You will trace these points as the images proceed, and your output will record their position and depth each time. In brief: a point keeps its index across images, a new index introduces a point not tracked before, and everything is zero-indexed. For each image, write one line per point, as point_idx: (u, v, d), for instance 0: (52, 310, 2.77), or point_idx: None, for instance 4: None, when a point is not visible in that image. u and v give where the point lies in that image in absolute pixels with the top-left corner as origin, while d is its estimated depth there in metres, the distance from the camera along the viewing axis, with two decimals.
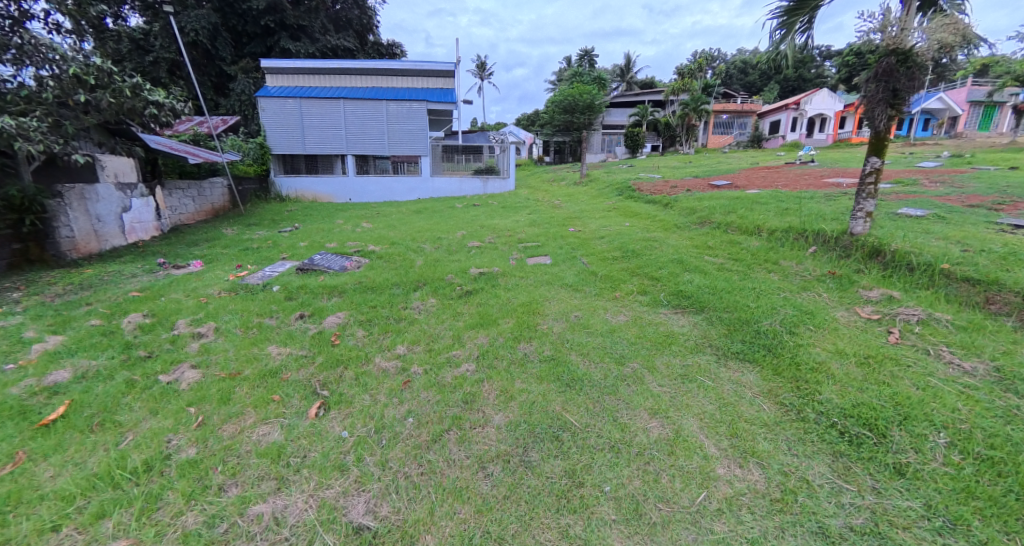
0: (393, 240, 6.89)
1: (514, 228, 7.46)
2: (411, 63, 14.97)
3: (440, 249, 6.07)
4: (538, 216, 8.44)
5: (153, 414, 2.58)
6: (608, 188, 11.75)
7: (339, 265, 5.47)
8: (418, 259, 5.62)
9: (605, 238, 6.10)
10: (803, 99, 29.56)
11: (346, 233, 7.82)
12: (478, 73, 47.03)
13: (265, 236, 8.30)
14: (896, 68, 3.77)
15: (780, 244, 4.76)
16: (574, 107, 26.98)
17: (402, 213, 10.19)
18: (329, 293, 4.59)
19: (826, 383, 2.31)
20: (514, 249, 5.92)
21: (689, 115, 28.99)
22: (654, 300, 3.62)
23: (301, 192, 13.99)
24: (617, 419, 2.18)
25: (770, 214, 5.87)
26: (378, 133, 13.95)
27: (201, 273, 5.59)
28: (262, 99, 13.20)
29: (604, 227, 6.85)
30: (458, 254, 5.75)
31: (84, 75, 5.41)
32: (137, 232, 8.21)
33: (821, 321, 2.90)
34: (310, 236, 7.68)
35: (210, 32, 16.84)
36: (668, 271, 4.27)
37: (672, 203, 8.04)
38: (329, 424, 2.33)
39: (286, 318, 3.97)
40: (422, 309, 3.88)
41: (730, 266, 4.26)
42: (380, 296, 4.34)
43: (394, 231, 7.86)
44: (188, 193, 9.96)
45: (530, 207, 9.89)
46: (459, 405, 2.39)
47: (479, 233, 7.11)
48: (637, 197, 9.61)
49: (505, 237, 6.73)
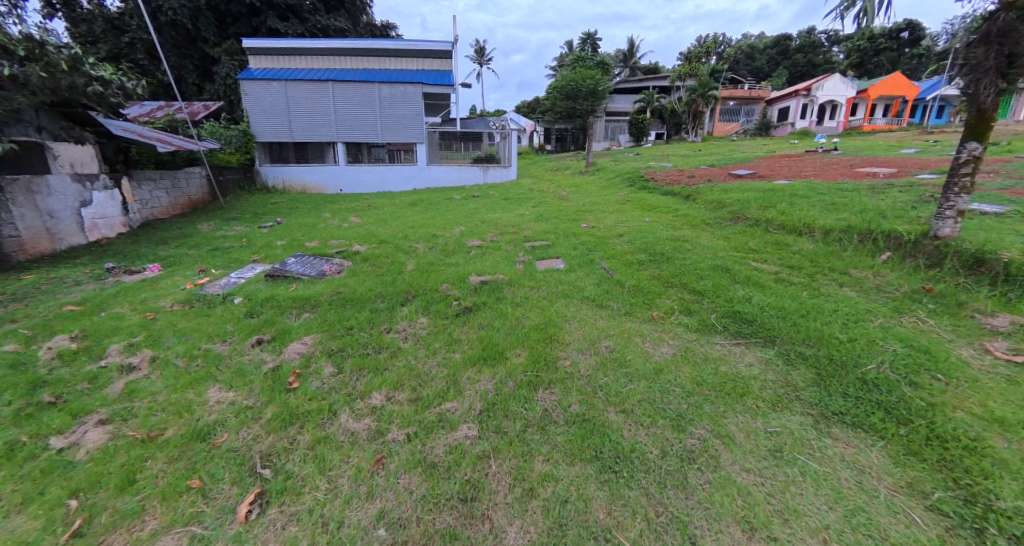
0: (383, 238, 6.09)
1: (519, 223, 6.67)
2: (404, 43, 13.96)
3: (435, 249, 5.28)
4: (544, 209, 7.62)
5: (18, 506, 1.81)
6: (619, 178, 10.90)
7: (316, 270, 4.68)
8: (409, 262, 4.83)
9: (624, 236, 5.32)
10: (815, 85, 28.61)
11: (331, 230, 7.02)
12: (478, 59, 45.83)
13: (242, 232, 7.49)
14: (1016, 26, 2.94)
15: (841, 247, 3.98)
16: (576, 93, 26.02)
17: (395, 205, 9.36)
18: (301, 309, 3.81)
19: (1001, 478, 1.56)
20: (520, 249, 5.14)
21: (696, 101, 28.02)
22: (705, 324, 2.84)
23: (288, 183, 13.11)
24: (696, 542, 1.44)
25: (817, 210, 5.07)
26: (369, 118, 13.00)
27: (156, 280, 4.80)
28: (244, 82, 12.22)
29: (621, 223, 6.05)
30: (456, 255, 4.99)
31: (10, 44, 4.50)
32: (100, 228, 7.42)
33: (948, 365, 2.13)
34: (292, 233, 6.89)
35: (190, 11, 15.88)
36: (711, 281, 3.47)
37: (693, 195, 7.25)
38: (264, 538, 1.58)
39: (242, 344, 3.19)
40: (411, 330, 3.12)
41: (788, 276, 3.47)
42: (359, 313, 3.55)
43: (385, 227, 7.04)
44: (161, 185, 9.13)
45: (535, 198, 9.10)
46: (455, 507, 1.63)
47: (479, 229, 6.32)
48: (651, 189, 8.79)
49: (509, 234, 5.93)
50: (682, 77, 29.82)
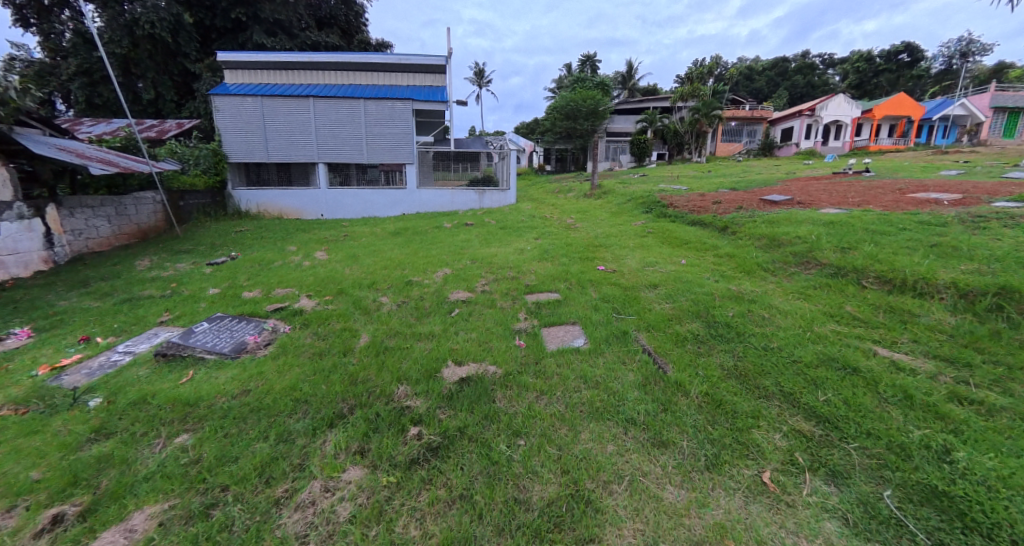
0: (344, 285, 4.75)
1: (518, 261, 5.36)
2: (395, 56, 12.95)
3: (405, 307, 3.91)
4: (549, 242, 6.30)
5: None
6: (631, 202, 9.66)
7: (232, 345, 3.33)
8: (366, 330, 3.46)
9: (658, 288, 3.98)
10: (819, 105, 27.93)
11: (286, 270, 5.69)
12: (477, 80, 45.62)
13: (180, 272, 6.14)
14: None
15: (1005, 325, 2.65)
16: (575, 113, 25.91)
17: (374, 235, 8.07)
18: (175, 430, 2.41)
19: None
20: (520, 306, 3.78)
21: (700, 121, 27.30)
22: (882, 519, 1.48)
23: (264, 207, 11.86)
24: None
25: (923, 255, 3.75)
26: (355, 136, 11.84)
27: (12, 357, 3.42)
28: (216, 97, 11.08)
29: (650, 265, 4.72)
30: (433, 318, 3.61)
31: None
32: (7, 267, 6.05)
33: None
34: (236, 275, 5.53)
35: (171, 25, 15.03)
36: (840, 395, 2.10)
37: (731, 227, 5.94)
38: None
39: (27, 526, 1.80)
40: (325, 508, 1.73)
41: (970, 385, 2.10)
42: (257, 446, 2.17)
43: (354, 266, 5.70)
44: (102, 212, 7.83)
45: (536, 227, 7.81)
46: None
47: (467, 272, 4.98)
48: (673, 217, 7.50)
49: (506, 280, 4.60)
50: (683, 98, 29.30)
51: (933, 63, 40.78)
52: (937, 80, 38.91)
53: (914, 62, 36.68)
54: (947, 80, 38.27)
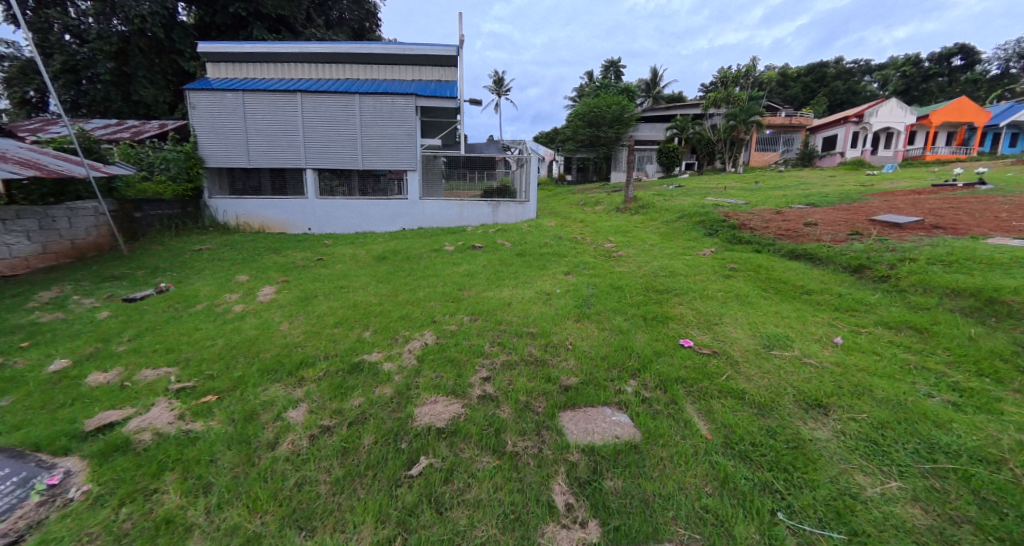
0: (258, 363, 2.86)
1: (544, 318, 3.40)
2: (398, 47, 11.23)
3: (323, 442, 1.98)
4: (588, 283, 4.32)
5: None
6: (682, 219, 7.61)
7: None
8: (209, 534, 1.54)
9: (837, 420, 1.95)
10: (868, 111, 25.27)
11: (200, 321, 3.85)
12: (494, 88, 44.13)
13: (68, 315, 4.37)
14: None
15: None
16: (598, 120, 24.00)
17: (355, 260, 6.24)
18: None
19: None
20: (556, 460, 1.80)
21: (737, 127, 24.57)
22: None
23: (244, 219, 10.26)
24: None
25: None
26: (349, 138, 10.17)
27: None
28: (191, 93, 9.56)
29: (776, 344, 2.70)
30: (366, 495, 1.67)
31: None
32: None
33: None
34: (121, 331, 3.69)
35: (165, 20, 13.84)
36: None
37: (872, 268, 3.85)
38: None
39: None
40: None
41: None
42: None
43: (300, 317, 3.84)
44: (17, 227, 6.17)
45: (564, 254, 5.84)
46: None
47: (462, 340, 3.04)
48: (754, 246, 5.41)
49: (524, 366, 2.63)
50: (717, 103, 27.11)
51: (987, 66, 37.47)
52: (995, 85, 35.50)
53: (968, 65, 33.71)
54: (1006, 84, 34.91)
